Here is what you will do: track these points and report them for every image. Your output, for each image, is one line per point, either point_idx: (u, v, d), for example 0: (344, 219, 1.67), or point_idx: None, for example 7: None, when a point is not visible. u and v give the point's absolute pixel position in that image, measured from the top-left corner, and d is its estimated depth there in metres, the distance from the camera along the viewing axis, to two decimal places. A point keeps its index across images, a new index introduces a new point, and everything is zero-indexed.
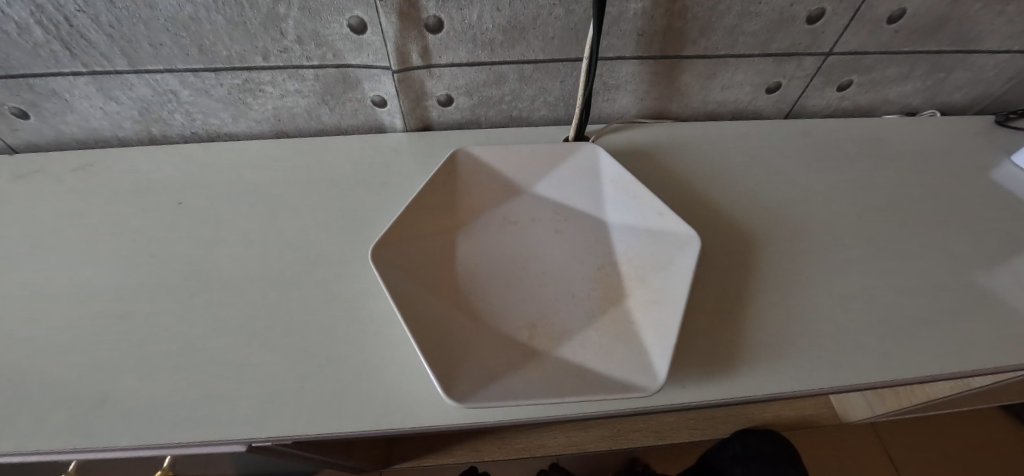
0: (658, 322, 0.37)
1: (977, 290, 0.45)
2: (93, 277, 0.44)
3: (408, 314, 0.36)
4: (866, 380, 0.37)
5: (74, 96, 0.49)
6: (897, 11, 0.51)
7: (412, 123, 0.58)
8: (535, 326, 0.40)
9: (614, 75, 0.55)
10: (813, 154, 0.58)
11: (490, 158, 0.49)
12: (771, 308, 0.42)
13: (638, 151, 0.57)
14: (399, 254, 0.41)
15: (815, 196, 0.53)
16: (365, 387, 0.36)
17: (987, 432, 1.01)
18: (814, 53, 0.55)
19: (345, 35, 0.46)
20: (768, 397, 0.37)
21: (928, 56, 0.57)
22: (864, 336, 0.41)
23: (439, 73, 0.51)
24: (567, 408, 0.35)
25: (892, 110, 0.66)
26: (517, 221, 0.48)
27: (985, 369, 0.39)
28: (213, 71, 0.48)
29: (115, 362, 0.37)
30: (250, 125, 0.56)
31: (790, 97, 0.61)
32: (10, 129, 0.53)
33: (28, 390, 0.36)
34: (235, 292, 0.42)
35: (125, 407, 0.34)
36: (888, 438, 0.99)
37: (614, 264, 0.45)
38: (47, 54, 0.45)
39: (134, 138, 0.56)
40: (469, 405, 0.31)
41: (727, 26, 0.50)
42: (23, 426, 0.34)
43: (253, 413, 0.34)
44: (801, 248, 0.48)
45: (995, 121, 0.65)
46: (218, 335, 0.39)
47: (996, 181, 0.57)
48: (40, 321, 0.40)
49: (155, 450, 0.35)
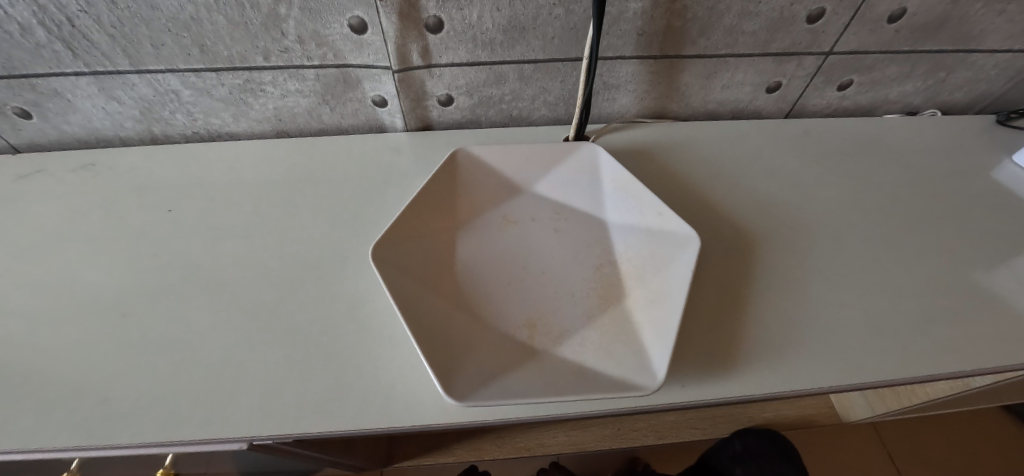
0: (657, 322, 0.37)
1: (977, 290, 0.45)
2: (95, 276, 0.44)
3: (408, 313, 0.36)
4: (865, 380, 0.37)
5: (76, 96, 0.50)
6: (898, 11, 0.51)
7: (412, 123, 0.59)
8: (534, 325, 0.40)
9: (614, 74, 0.55)
10: (813, 154, 0.58)
11: (490, 157, 0.49)
12: (769, 308, 0.42)
13: (638, 150, 0.57)
14: (399, 254, 0.41)
15: (815, 196, 0.53)
16: (365, 385, 0.36)
17: (987, 431, 1.01)
18: (815, 53, 0.55)
19: (346, 35, 0.46)
20: (766, 396, 0.37)
21: (928, 55, 0.57)
22: (864, 336, 0.41)
23: (440, 73, 0.51)
24: (566, 407, 0.36)
25: (893, 109, 0.66)
26: (517, 221, 0.48)
27: (985, 369, 0.39)
28: (214, 71, 0.49)
29: (117, 361, 0.37)
30: (251, 125, 0.56)
31: (790, 97, 0.61)
32: (12, 129, 0.53)
33: (30, 389, 0.36)
34: (236, 291, 0.43)
35: (127, 406, 0.35)
36: (889, 438, 0.98)
37: (613, 263, 0.45)
38: (49, 55, 0.45)
39: (135, 137, 0.56)
40: (468, 404, 0.31)
41: (727, 25, 0.50)
42: (26, 424, 0.34)
43: (253, 412, 0.35)
44: (801, 247, 0.48)
45: (996, 120, 0.65)
46: (219, 334, 0.39)
47: (997, 181, 0.57)
48: (42, 320, 0.40)
49: (157, 448, 0.35)
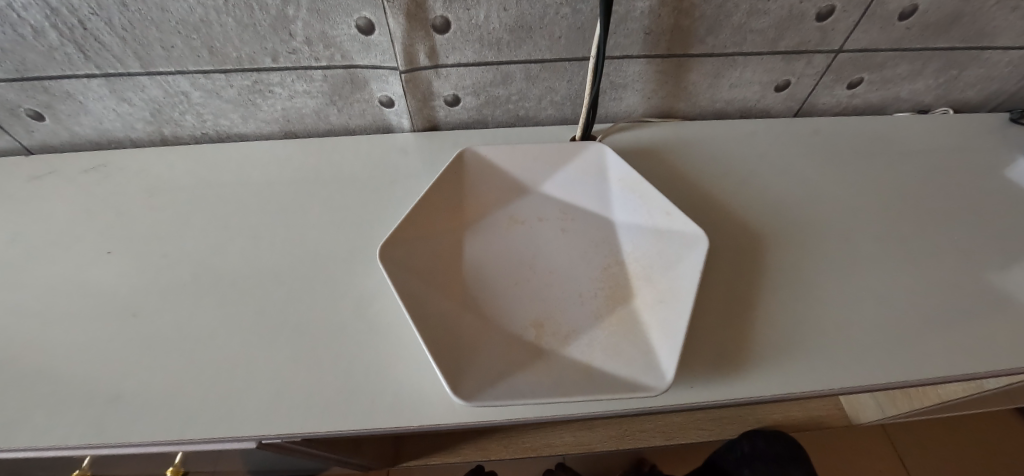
0: (666, 322, 0.37)
1: (993, 291, 0.44)
2: (107, 275, 0.44)
3: (415, 313, 0.36)
4: (875, 380, 0.37)
5: (87, 97, 0.50)
6: (910, 8, 0.50)
7: (419, 123, 0.59)
8: (542, 325, 0.40)
9: (622, 74, 0.54)
10: (824, 153, 0.57)
11: (498, 157, 0.49)
12: (779, 310, 0.42)
13: (646, 150, 0.57)
14: (406, 254, 0.41)
15: (826, 196, 0.52)
16: (374, 384, 0.36)
17: (999, 431, 1.00)
18: (824, 51, 0.54)
19: (354, 36, 0.46)
20: (777, 398, 0.37)
21: (940, 53, 0.57)
22: (875, 337, 0.40)
23: (447, 73, 0.51)
24: (574, 408, 0.35)
25: (904, 108, 0.65)
26: (524, 221, 0.48)
27: (1000, 370, 0.38)
28: (223, 73, 0.49)
29: (129, 359, 0.38)
30: (260, 126, 0.57)
31: (799, 95, 0.61)
32: (26, 131, 0.54)
33: (42, 388, 0.36)
34: (246, 291, 0.43)
35: (139, 403, 0.35)
36: (901, 440, 0.97)
37: (622, 263, 0.44)
38: (62, 57, 0.45)
39: (146, 139, 0.57)
40: (475, 404, 0.31)
41: (736, 24, 0.50)
42: (39, 422, 0.34)
43: (263, 411, 0.35)
44: (811, 248, 0.47)
45: (1010, 118, 0.64)
46: (229, 333, 0.40)
47: (1012, 180, 0.56)
48: (54, 319, 0.41)
49: (166, 447, 0.35)
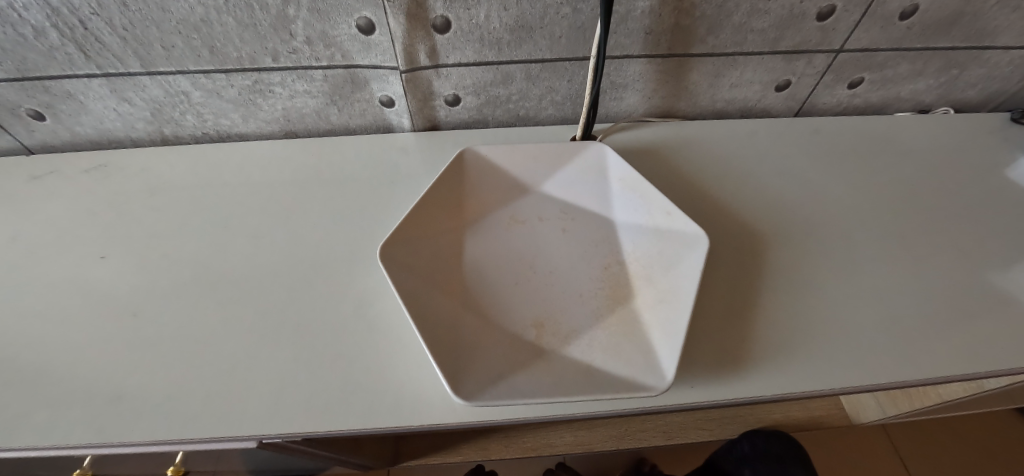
0: (666, 322, 0.37)
1: (994, 291, 0.44)
2: (107, 275, 0.44)
3: (416, 313, 0.36)
4: (876, 380, 0.37)
5: (88, 97, 0.50)
6: (910, 8, 0.50)
7: (419, 123, 0.59)
8: (542, 325, 0.40)
9: (623, 74, 0.54)
10: (824, 153, 0.57)
11: (499, 157, 0.49)
12: (780, 310, 0.42)
13: (647, 150, 0.57)
14: (406, 254, 0.41)
15: (826, 196, 0.52)
16: (374, 384, 0.36)
17: (999, 431, 1.00)
18: (825, 50, 0.54)
19: (354, 35, 0.46)
20: (777, 397, 0.37)
21: (940, 52, 0.56)
22: (875, 337, 0.40)
23: (447, 72, 0.51)
24: (574, 408, 0.35)
25: (905, 107, 0.65)
26: (525, 221, 0.48)
27: (1000, 370, 0.38)
28: (223, 73, 0.49)
29: (129, 359, 0.38)
30: (260, 125, 0.57)
31: (799, 95, 0.61)
32: (26, 130, 0.54)
33: (42, 388, 0.36)
34: (247, 290, 0.43)
35: (140, 403, 0.35)
36: (901, 440, 0.97)
37: (622, 262, 0.44)
38: (63, 57, 0.45)
39: (147, 139, 0.57)
40: (476, 404, 0.31)
41: (737, 23, 0.50)
42: (40, 421, 0.34)
43: (264, 410, 0.35)
44: (811, 248, 0.47)
45: (1011, 118, 0.64)
46: (230, 333, 0.40)
47: (1013, 180, 0.56)
48: (55, 319, 0.41)
49: (167, 447, 0.35)
